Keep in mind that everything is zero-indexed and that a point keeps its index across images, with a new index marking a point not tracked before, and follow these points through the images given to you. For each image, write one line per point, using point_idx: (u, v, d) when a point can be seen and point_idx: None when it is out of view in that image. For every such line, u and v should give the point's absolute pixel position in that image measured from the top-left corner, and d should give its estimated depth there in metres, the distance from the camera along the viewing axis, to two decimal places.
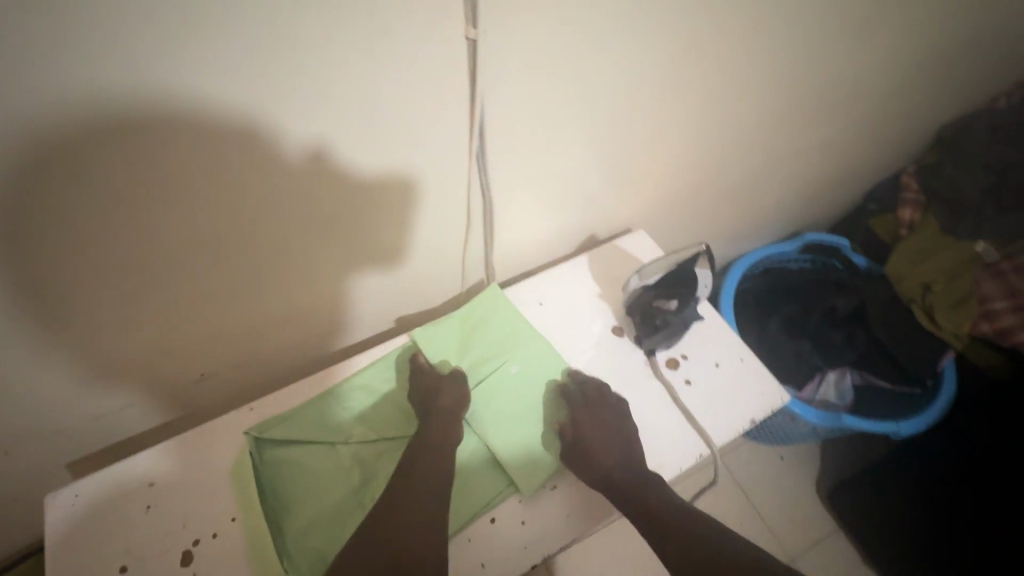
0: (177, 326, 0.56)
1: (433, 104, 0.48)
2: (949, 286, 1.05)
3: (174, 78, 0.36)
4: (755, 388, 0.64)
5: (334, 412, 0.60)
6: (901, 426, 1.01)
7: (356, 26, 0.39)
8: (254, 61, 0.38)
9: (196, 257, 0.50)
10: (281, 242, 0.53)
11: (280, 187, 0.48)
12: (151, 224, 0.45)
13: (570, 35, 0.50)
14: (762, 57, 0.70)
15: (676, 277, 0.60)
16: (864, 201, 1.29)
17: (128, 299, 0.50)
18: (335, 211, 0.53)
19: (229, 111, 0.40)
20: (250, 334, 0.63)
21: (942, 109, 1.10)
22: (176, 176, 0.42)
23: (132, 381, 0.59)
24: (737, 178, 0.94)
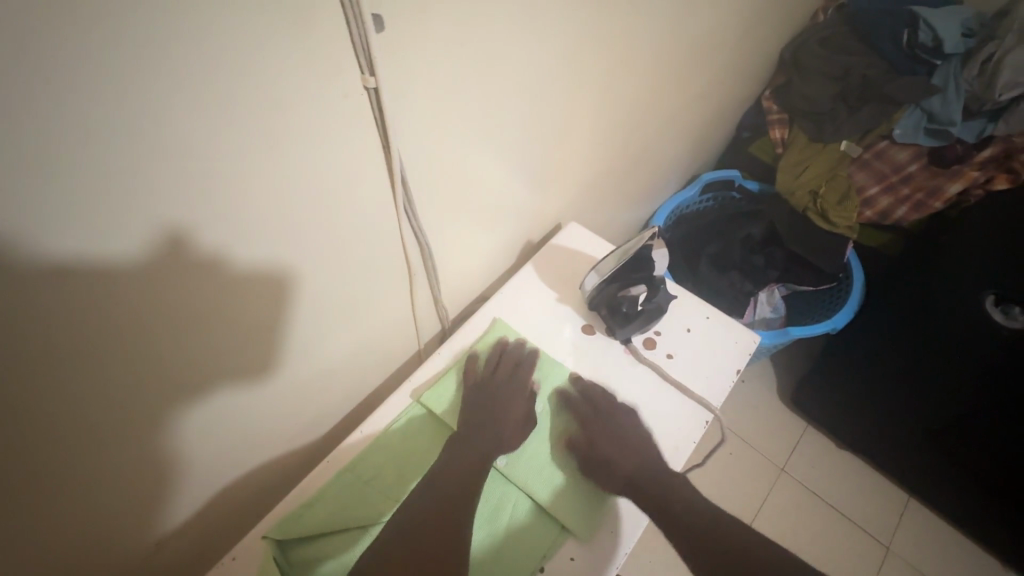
0: (111, 500, 0.45)
1: (351, 158, 0.44)
2: (832, 186, 1.17)
3: (7, 203, 0.27)
4: (729, 341, 0.66)
5: (357, 489, 0.54)
6: (836, 322, 1.11)
7: (252, 96, 0.34)
8: (112, 153, 0.30)
9: (112, 410, 0.40)
10: (213, 358, 0.45)
11: (200, 297, 0.40)
12: (36, 395, 0.34)
13: (466, 55, 0.47)
14: (638, 32, 0.72)
15: (634, 263, 0.60)
16: (739, 132, 1.40)
17: (52, 488, 0.39)
18: (266, 306, 0.46)
19: (98, 223, 0.31)
20: (205, 474, 0.53)
21: (778, 34, 1.22)
22: (51, 324, 0.32)
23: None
24: (638, 144, 0.97)
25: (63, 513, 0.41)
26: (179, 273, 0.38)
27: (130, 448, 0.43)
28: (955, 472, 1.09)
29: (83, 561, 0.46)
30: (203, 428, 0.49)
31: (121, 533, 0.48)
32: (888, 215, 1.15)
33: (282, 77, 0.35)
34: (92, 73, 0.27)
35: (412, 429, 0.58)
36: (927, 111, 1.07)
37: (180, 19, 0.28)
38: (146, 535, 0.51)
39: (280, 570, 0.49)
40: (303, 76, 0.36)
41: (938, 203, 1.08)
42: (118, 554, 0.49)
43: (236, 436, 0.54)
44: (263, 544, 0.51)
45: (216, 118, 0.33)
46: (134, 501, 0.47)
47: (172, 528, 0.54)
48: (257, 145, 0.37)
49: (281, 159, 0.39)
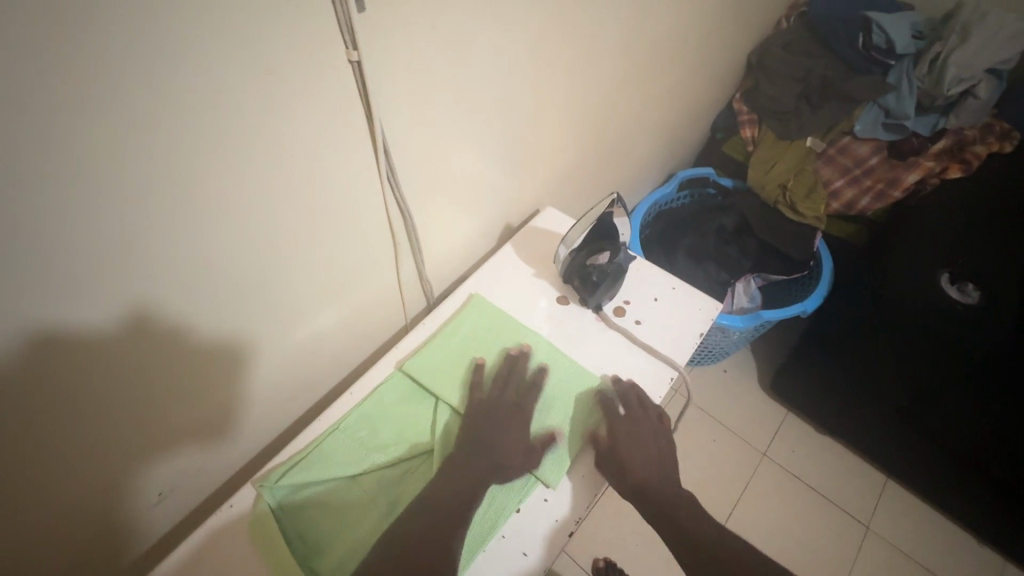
0: (116, 447, 0.49)
1: (339, 134, 0.49)
2: (799, 179, 1.23)
3: (33, 166, 0.32)
4: (693, 308, 0.71)
5: (347, 447, 0.57)
6: (807, 305, 1.17)
7: (252, 73, 0.39)
8: (119, 125, 0.34)
9: (121, 360, 0.44)
10: (213, 319, 0.50)
11: (200, 276, 0.46)
12: (53, 343, 0.39)
13: (440, 40, 0.52)
14: (603, 29, 0.78)
15: (598, 228, 0.68)
16: (712, 132, 1.47)
17: (68, 434, 0.44)
18: (260, 284, 0.52)
19: (110, 188, 0.36)
20: (199, 430, 0.57)
21: (744, 39, 1.30)
22: (69, 278, 0.37)
23: (81, 528, 0.51)
24: (610, 139, 1.04)
25: (72, 457, 0.46)
26: (179, 237, 0.42)
27: (134, 399, 0.48)
28: (924, 449, 1.14)
29: (95, 506, 0.51)
30: (200, 385, 0.54)
31: (126, 480, 0.52)
32: (853, 206, 1.20)
33: (271, 56, 0.40)
34: (100, 53, 0.31)
35: (397, 391, 0.63)
36: (884, 107, 1.15)
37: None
38: (152, 484, 0.55)
39: (275, 513, 0.52)
40: (292, 54, 0.41)
41: (898, 191, 1.14)
42: (122, 501, 0.53)
43: (231, 395, 0.58)
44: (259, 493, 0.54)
45: (212, 92, 0.38)
46: (137, 447, 0.51)
47: (173, 484, 0.58)
48: (253, 116, 0.41)
49: (272, 133, 0.44)
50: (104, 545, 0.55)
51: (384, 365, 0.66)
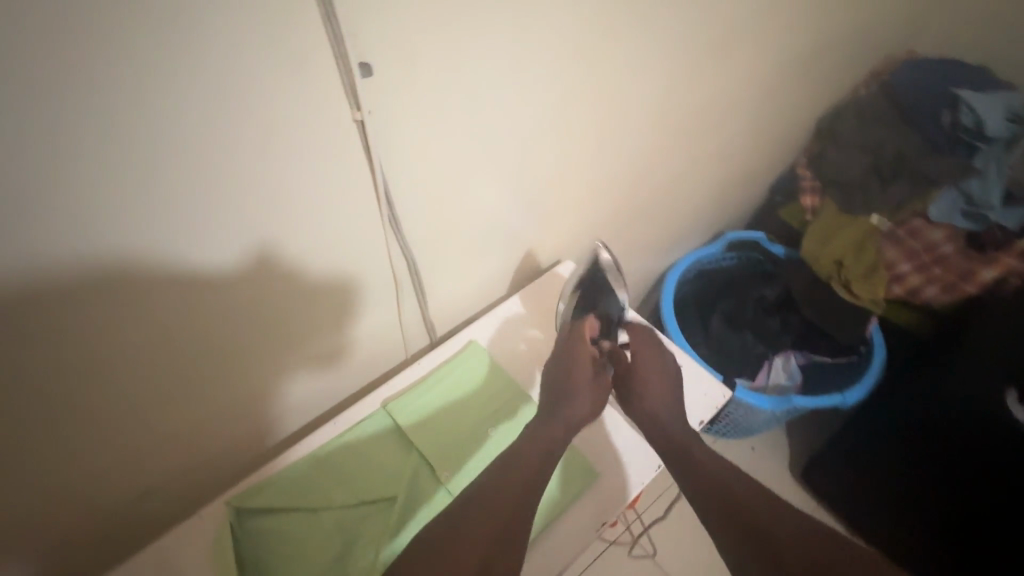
0: (209, 380, 0.56)
1: (344, 180, 0.50)
2: (858, 257, 1.13)
3: (38, 179, 0.34)
4: (697, 391, 0.68)
5: (317, 477, 0.58)
6: (847, 396, 1.07)
7: (248, 121, 0.41)
8: (119, 155, 0.37)
9: (234, 294, 0.51)
10: (327, 261, 0.56)
11: (196, 294, 0.48)
12: (174, 280, 0.46)
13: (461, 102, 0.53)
14: (644, 93, 0.77)
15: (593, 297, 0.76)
16: (771, 196, 1.40)
17: (51, 425, 0.47)
18: (258, 309, 0.54)
19: (104, 210, 0.38)
20: (301, 357, 0.63)
21: (814, 105, 1.23)
22: (177, 234, 0.43)
23: (167, 455, 0.59)
24: (649, 196, 1.01)
25: (81, 429, 0.49)
26: (283, 201, 0.48)
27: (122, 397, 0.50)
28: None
29: (73, 493, 0.53)
30: (300, 323, 0.59)
31: (181, 432, 0.58)
32: (917, 294, 1.09)
33: (279, 105, 0.42)
34: (115, 87, 0.34)
35: (375, 430, 0.63)
36: (965, 193, 1.03)
37: (190, 50, 0.35)
38: (209, 438, 0.61)
39: (234, 535, 0.54)
40: (304, 102, 0.43)
41: (970, 286, 1.03)
42: (101, 492, 0.56)
43: (333, 333, 0.64)
44: (225, 511, 0.56)
45: (224, 125, 0.40)
46: (120, 445, 0.54)
47: (156, 484, 0.60)
48: (261, 153, 0.43)
49: (293, 164, 0.46)
50: (191, 470, 0.63)
51: (370, 402, 0.66)
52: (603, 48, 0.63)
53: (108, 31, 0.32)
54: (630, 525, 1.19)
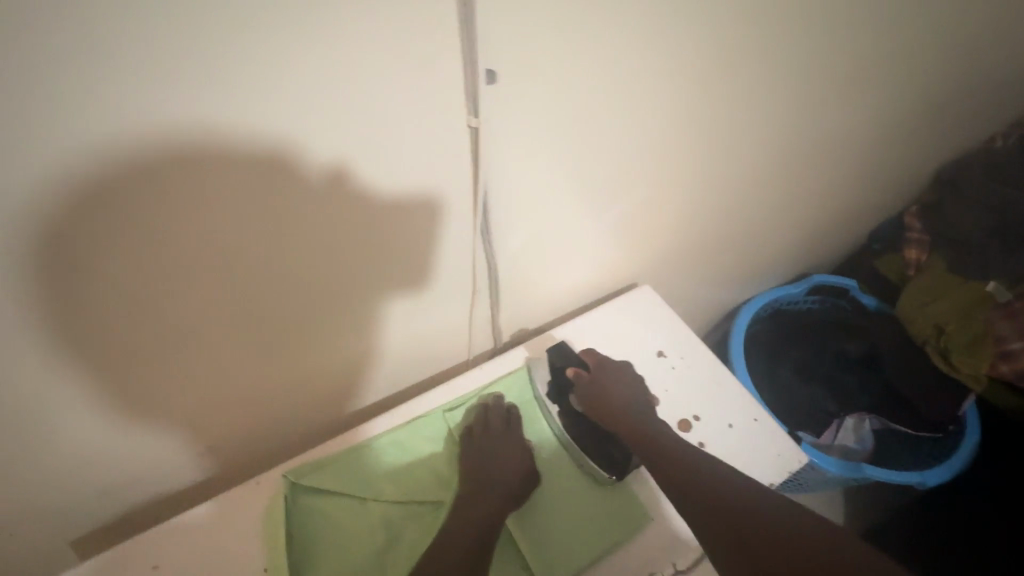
0: (281, 312, 0.51)
1: (447, 179, 0.49)
2: (962, 325, 1.02)
3: (156, 120, 0.33)
4: (771, 451, 0.63)
5: (368, 468, 0.59)
6: (926, 477, 0.96)
7: (365, 115, 0.40)
8: (239, 126, 0.36)
9: (326, 210, 0.45)
10: (434, 186, 0.49)
11: (283, 260, 0.47)
12: (261, 198, 0.41)
13: (562, 105, 0.50)
14: (755, 119, 0.72)
15: (559, 363, 0.67)
16: (868, 241, 1.29)
17: (129, 370, 0.46)
18: (339, 281, 0.52)
19: (217, 167, 0.37)
20: (389, 287, 0.56)
21: (936, 150, 1.12)
22: (259, 154, 0.38)
23: (234, 397, 0.57)
24: (737, 226, 0.95)
25: (156, 378, 0.49)
26: (388, 125, 0.42)
27: (198, 351, 0.49)
28: None
29: (139, 439, 0.53)
30: (393, 249, 0.52)
31: (245, 395, 0.57)
32: None
33: (370, 79, 0.38)
34: (250, 58, 0.33)
35: (428, 430, 0.62)
36: None
37: (325, 39, 0.34)
38: (270, 404, 0.60)
39: (287, 508, 0.55)
40: (395, 77, 0.39)
41: None
42: (165, 445, 0.56)
43: (427, 264, 0.56)
44: (281, 483, 0.57)
45: (308, 84, 0.36)
46: (188, 400, 0.53)
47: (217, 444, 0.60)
48: (380, 146, 0.43)
49: (377, 116, 0.41)
50: (270, 410, 0.61)
51: (428, 400, 0.66)
52: (720, 72, 0.60)
53: (229, 10, 0.31)
54: None
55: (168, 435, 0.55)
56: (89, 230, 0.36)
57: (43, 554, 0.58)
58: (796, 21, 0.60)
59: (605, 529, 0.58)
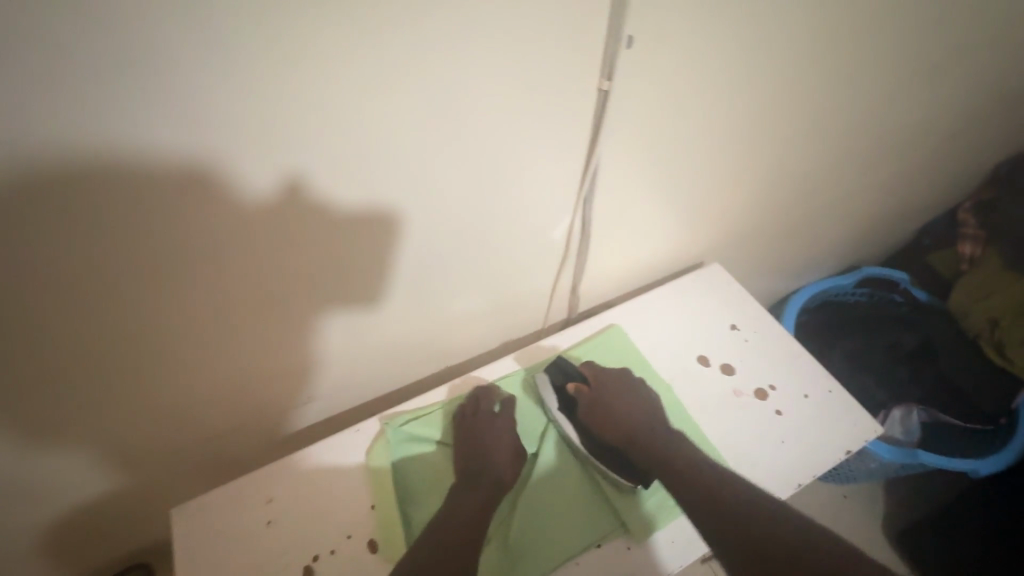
0: (219, 323, 0.52)
1: (545, 138, 0.53)
2: (1018, 320, 1.02)
3: (177, 94, 0.35)
4: (848, 421, 0.65)
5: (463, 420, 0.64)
6: (979, 465, 0.97)
7: (502, 68, 0.44)
8: (378, 73, 0.40)
9: (257, 228, 0.46)
10: (382, 200, 0.50)
11: (272, 248, 0.48)
12: (184, 219, 0.42)
13: (529, 126, 0.51)
14: (830, 102, 0.73)
15: (559, 380, 0.66)
16: (920, 236, 1.30)
17: (119, 352, 0.49)
18: (331, 267, 0.53)
19: (328, 114, 0.41)
20: (334, 298, 0.57)
21: (998, 145, 1.12)
22: (178, 175, 0.39)
23: (181, 403, 0.58)
24: (798, 214, 0.97)
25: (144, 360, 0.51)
26: (324, 141, 0.42)
27: (186, 333, 0.51)
28: None
29: (129, 419, 0.56)
30: (338, 262, 0.53)
31: (233, 378, 0.59)
32: None
33: (332, 78, 0.39)
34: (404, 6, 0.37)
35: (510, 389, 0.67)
36: None
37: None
38: (263, 386, 0.63)
39: (391, 449, 0.60)
40: (356, 80, 0.39)
41: None
42: (158, 426, 0.59)
43: (382, 275, 0.58)
44: (383, 429, 0.62)
45: (245, 95, 0.37)
46: (170, 383, 0.55)
47: (216, 424, 0.63)
48: (445, 107, 0.45)
49: (393, 90, 0.41)
50: (223, 412, 0.63)
51: (514, 362, 0.70)
52: (798, 55, 0.61)
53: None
54: None
55: (155, 417, 0.57)
56: (85, 211, 0.38)
57: (164, 470, 0.65)
58: (874, 7, 0.61)
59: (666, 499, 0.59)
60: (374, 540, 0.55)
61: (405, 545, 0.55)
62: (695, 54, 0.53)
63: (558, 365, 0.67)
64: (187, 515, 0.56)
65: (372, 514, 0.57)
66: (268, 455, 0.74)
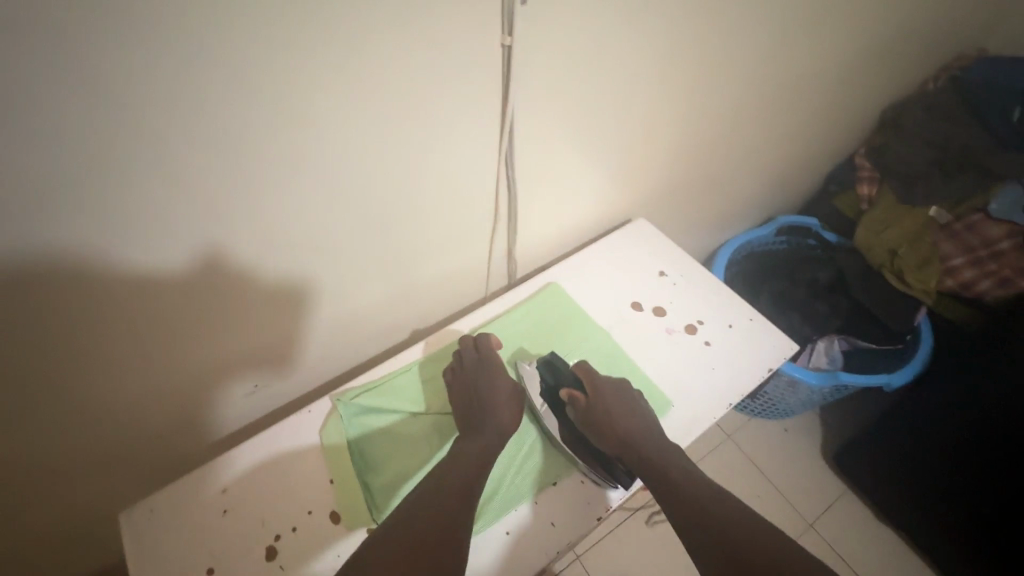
0: (108, 375, 0.54)
1: (459, 100, 0.54)
2: (913, 248, 1.14)
3: (66, 84, 0.34)
4: (767, 342, 0.71)
5: (414, 387, 0.65)
6: (892, 378, 1.08)
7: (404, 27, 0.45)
8: (285, 34, 0.40)
9: (125, 251, 0.45)
10: (282, 184, 0.49)
11: (163, 267, 0.49)
12: (47, 293, 0.44)
13: (402, 124, 0.52)
14: (732, 59, 0.78)
15: (553, 382, 0.65)
16: (826, 183, 1.41)
17: (17, 384, 0.48)
18: (233, 279, 0.55)
19: (234, 80, 0.40)
20: (235, 307, 0.58)
21: (883, 93, 1.23)
22: (48, 187, 0.38)
23: (91, 424, 0.57)
24: (715, 169, 1.04)
25: (46, 390, 0.50)
26: (235, 110, 0.42)
27: (88, 358, 0.51)
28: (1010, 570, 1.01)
29: (47, 447, 0.55)
30: (229, 271, 0.54)
31: (151, 394, 0.59)
32: (969, 287, 1.07)
33: (208, 56, 0.38)
34: None
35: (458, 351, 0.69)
36: None
37: None
38: (186, 394, 0.63)
39: (346, 422, 0.61)
40: (203, 105, 0.40)
41: None
42: (79, 447, 0.58)
43: (287, 272, 0.58)
44: (335, 405, 0.63)
45: (87, 144, 0.37)
46: (76, 407, 0.54)
47: (149, 429, 0.63)
48: (357, 75, 0.46)
49: (299, 54, 0.42)
50: (138, 437, 0.63)
51: (459, 327, 0.72)
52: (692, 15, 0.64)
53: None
54: None
55: (70, 442, 0.56)
56: None
57: (106, 475, 0.64)
58: None
59: None
60: (336, 512, 0.56)
61: (367, 511, 0.56)
62: (589, 14, 0.55)
63: (548, 363, 0.66)
64: (136, 518, 0.54)
65: (332, 488, 0.58)
66: (217, 451, 0.73)
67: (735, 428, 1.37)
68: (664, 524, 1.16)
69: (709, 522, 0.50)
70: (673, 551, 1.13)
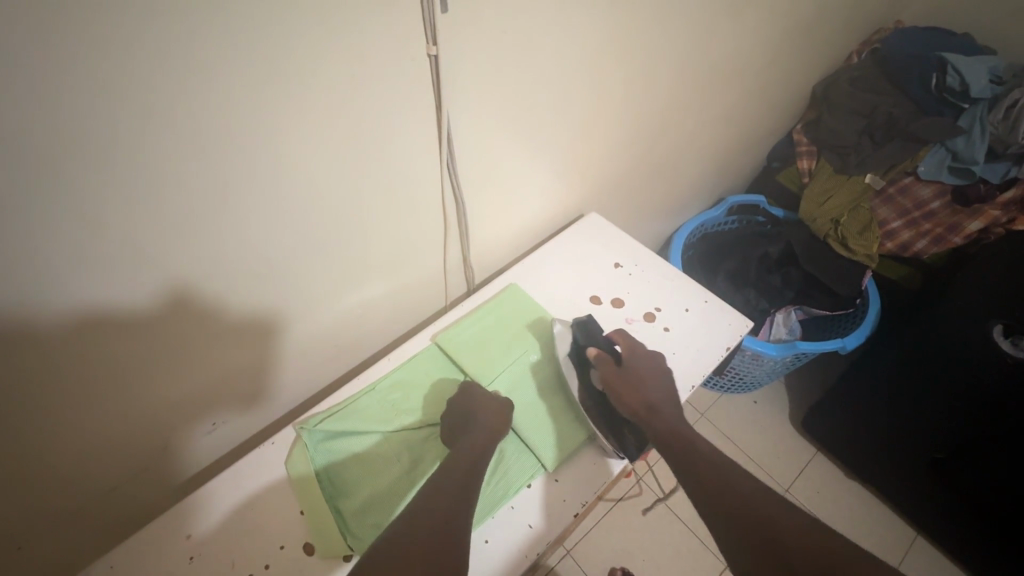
0: (56, 444, 0.51)
1: (394, 113, 0.53)
2: (852, 215, 1.18)
3: None
4: (724, 321, 0.73)
5: (380, 404, 0.64)
6: (846, 341, 1.13)
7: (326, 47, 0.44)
8: (202, 69, 0.38)
9: (53, 308, 0.42)
10: (219, 219, 0.47)
11: (101, 319, 0.46)
12: None
13: (336, 147, 0.51)
14: (662, 49, 0.80)
15: (584, 342, 0.68)
16: (769, 160, 1.47)
17: None
18: (178, 320, 0.52)
19: (154, 120, 0.38)
20: (186, 350, 0.55)
21: (811, 70, 1.28)
22: None
23: (39, 491, 0.53)
24: (660, 157, 1.06)
25: None
26: (159, 151, 0.40)
27: (27, 424, 0.47)
28: (965, 509, 1.07)
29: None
30: (176, 313, 0.51)
31: (103, 448, 0.56)
32: (908, 248, 1.15)
33: (121, 98, 0.36)
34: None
35: (425, 361, 0.69)
36: (952, 150, 1.06)
37: None
38: (141, 442, 0.60)
39: (312, 450, 0.59)
40: (119, 163, 0.38)
41: (958, 237, 1.07)
42: (30, 518, 0.54)
43: (237, 307, 0.56)
44: (300, 434, 0.61)
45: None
46: (21, 478, 0.50)
47: (105, 485, 0.60)
48: (285, 101, 0.44)
49: (220, 88, 0.40)
50: (94, 494, 0.59)
51: (424, 339, 0.72)
52: (617, 9, 0.66)
53: (42, 40, 0.31)
54: (644, 479, 1.23)
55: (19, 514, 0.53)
56: None
57: (63, 539, 0.60)
58: None
59: (569, 430, 0.64)
60: (310, 543, 0.55)
61: (341, 539, 0.54)
62: (515, 16, 0.55)
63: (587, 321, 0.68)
64: None
65: (303, 518, 0.56)
66: (183, 494, 0.70)
67: (707, 405, 1.41)
68: (650, 509, 1.19)
69: (707, 492, 0.51)
70: (661, 533, 1.16)
